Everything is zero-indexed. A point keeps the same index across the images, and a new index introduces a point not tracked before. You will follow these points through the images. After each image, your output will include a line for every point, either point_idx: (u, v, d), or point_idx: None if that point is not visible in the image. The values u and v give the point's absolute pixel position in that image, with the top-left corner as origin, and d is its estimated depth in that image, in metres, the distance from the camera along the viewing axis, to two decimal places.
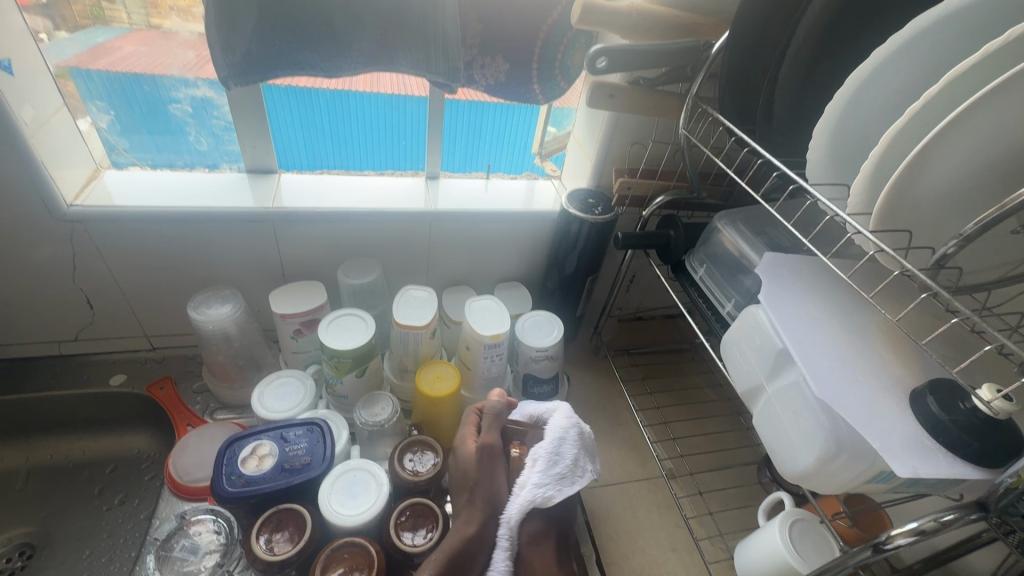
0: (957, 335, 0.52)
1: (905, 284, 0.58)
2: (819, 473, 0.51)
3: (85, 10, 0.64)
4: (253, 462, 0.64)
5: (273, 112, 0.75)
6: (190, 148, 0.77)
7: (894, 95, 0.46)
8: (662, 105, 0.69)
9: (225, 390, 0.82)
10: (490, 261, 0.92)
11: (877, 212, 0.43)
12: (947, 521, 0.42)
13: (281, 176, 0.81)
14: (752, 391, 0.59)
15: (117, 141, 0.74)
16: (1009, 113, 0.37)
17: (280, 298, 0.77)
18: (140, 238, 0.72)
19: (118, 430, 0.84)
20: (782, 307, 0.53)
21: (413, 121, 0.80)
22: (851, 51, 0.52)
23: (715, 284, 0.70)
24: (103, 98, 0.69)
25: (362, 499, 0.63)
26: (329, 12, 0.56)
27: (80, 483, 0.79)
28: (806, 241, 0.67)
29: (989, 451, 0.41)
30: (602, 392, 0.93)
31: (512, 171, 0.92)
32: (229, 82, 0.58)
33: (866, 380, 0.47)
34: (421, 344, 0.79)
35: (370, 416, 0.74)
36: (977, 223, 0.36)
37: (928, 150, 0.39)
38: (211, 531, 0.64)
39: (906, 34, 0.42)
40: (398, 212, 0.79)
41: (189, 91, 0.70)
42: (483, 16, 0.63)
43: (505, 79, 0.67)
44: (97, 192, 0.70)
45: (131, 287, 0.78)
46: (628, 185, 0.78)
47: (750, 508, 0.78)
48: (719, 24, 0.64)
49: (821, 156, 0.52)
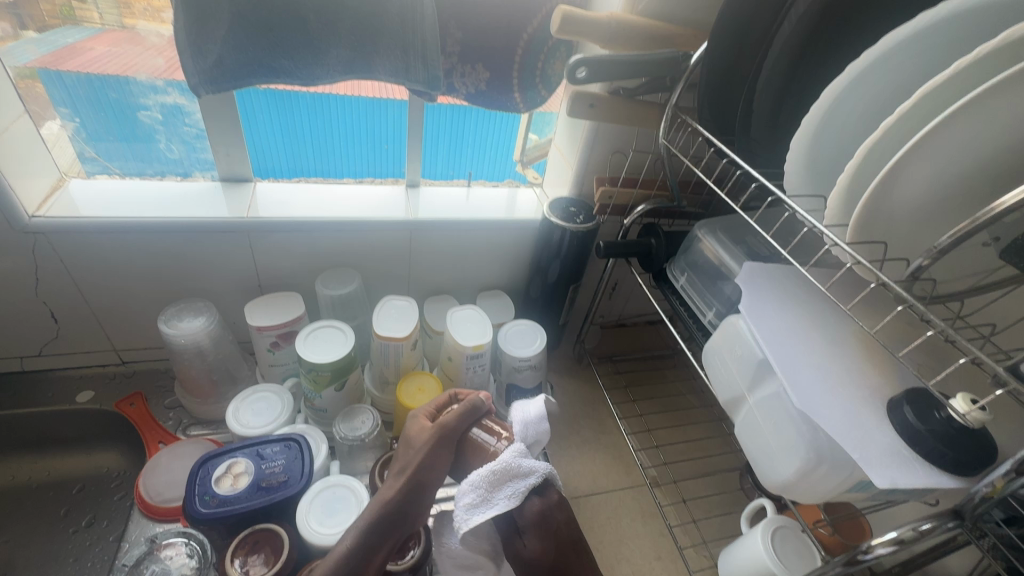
0: (931, 345, 0.53)
1: (881, 294, 0.59)
2: (800, 483, 0.52)
3: (54, 9, 0.61)
4: (227, 480, 0.62)
5: (252, 111, 0.72)
6: (161, 156, 0.74)
7: (869, 109, 0.47)
8: (643, 115, 0.69)
9: (199, 406, 0.80)
10: (472, 270, 0.91)
11: (853, 225, 0.44)
12: (925, 530, 0.43)
13: (256, 185, 0.79)
14: (733, 401, 0.59)
15: (83, 148, 0.71)
16: (980, 128, 0.38)
17: (256, 311, 0.75)
18: (106, 248, 0.69)
19: (86, 449, 0.81)
20: (761, 317, 0.53)
21: (391, 126, 0.79)
22: (827, 67, 0.52)
23: (696, 293, 0.71)
24: (68, 104, 0.66)
25: (341, 517, 0.62)
26: (303, 18, 0.55)
27: (44, 505, 0.76)
28: (784, 250, 0.68)
29: (964, 460, 0.41)
30: (586, 401, 0.93)
31: (494, 179, 0.92)
32: (201, 89, 0.56)
33: (845, 391, 0.48)
34: (402, 355, 0.77)
35: (350, 430, 0.72)
36: (951, 236, 0.37)
37: (902, 164, 0.40)
38: (183, 554, 0.61)
39: (881, 49, 0.43)
40: (377, 221, 0.78)
41: (159, 98, 0.68)
42: (462, 25, 0.62)
43: (485, 87, 0.68)
44: (61, 202, 0.68)
45: (97, 299, 0.75)
46: (610, 194, 0.76)
47: (733, 515, 0.79)
48: (697, 36, 0.65)
49: (798, 169, 0.53)
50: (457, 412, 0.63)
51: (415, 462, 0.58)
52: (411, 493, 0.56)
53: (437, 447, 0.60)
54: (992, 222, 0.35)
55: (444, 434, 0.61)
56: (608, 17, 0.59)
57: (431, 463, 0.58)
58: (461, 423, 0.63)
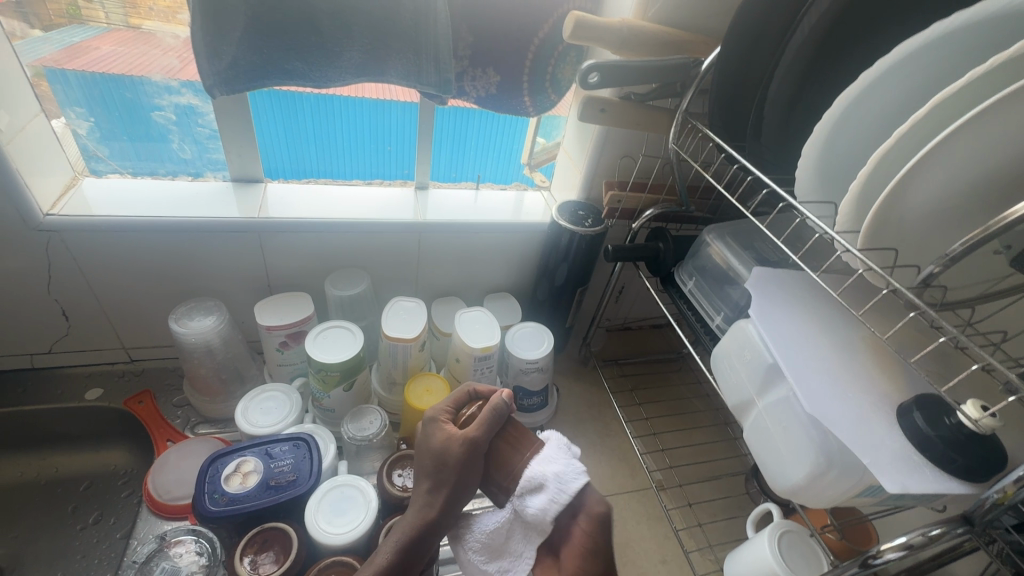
0: (941, 352, 0.53)
1: (890, 301, 0.59)
2: (809, 488, 0.52)
3: (60, 9, 0.61)
4: (236, 479, 0.62)
5: (257, 116, 0.73)
6: (174, 156, 0.75)
7: (881, 116, 0.47)
8: (652, 120, 0.69)
9: (208, 404, 0.80)
10: (479, 272, 0.91)
11: (864, 232, 0.44)
12: (935, 535, 0.43)
13: (267, 186, 0.80)
14: (741, 405, 0.59)
15: (96, 147, 0.72)
16: (991, 137, 0.38)
17: (265, 311, 0.76)
18: (118, 247, 0.70)
19: (94, 446, 0.81)
20: (771, 321, 0.53)
21: (401, 128, 0.80)
22: (838, 75, 0.53)
23: (703, 297, 0.71)
24: (82, 104, 0.67)
25: (350, 516, 0.62)
26: (318, 21, 0.56)
27: (52, 502, 0.76)
28: (793, 256, 0.68)
29: (975, 466, 0.41)
30: (592, 404, 0.93)
31: (501, 182, 0.92)
32: (215, 90, 0.57)
33: (855, 397, 0.48)
34: (410, 356, 0.78)
35: (358, 430, 0.72)
36: (963, 244, 0.37)
37: (914, 171, 0.40)
38: (193, 552, 0.61)
39: (893, 58, 0.43)
40: (386, 223, 0.78)
41: (172, 98, 0.69)
42: (474, 28, 0.63)
43: (496, 90, 0.68)
44: (75, 201, 0.68)
45: (108, 297, 0.75)
46: (618, 199, 0.78)
47: (739, 519, 0.79)
48: (708, 43, 0.65)
49: (808, 176, 0.53)
50: (480, 421, 0.53)
51: (449, 482, 0.51)
52: (448, 514, 0.52)
53: (470, 468, 0.51)
54: (1005, 230, 0.35)
55: (470, 451, 0.51)
56: (620, 23, 0.60)
57: (462, 481, 0.51)
58: (488, 433, 0.53)
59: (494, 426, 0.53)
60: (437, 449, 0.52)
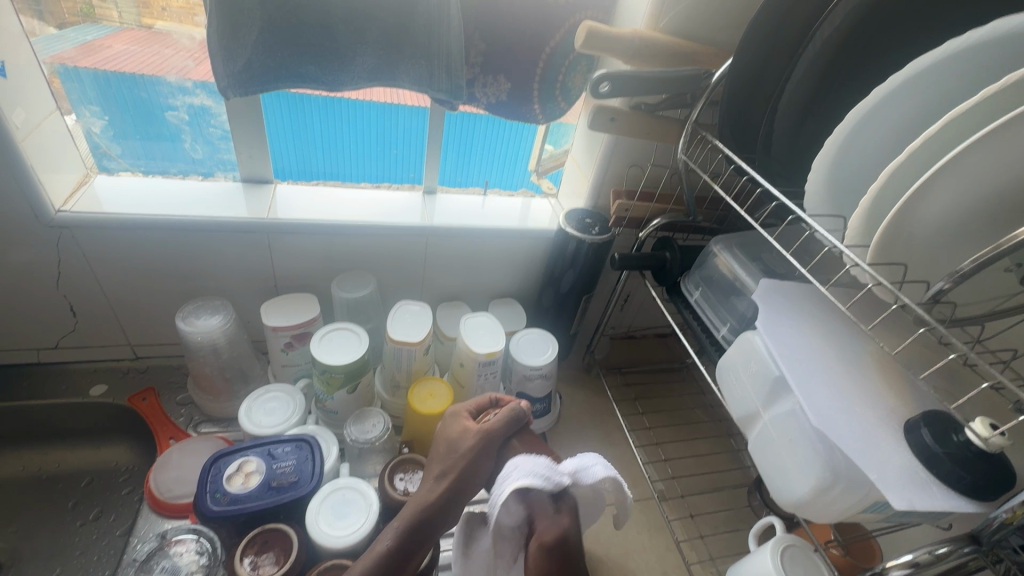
0: (949, 369, 0.53)
1: (899, 317, 0.59)
2: (814, 502, 0.51)
3: (74, 7, 0.62)
4: (239, 479, 0.62)
5: (268, 118, 0.74)
6: (185, 156, 0.76)
7: (891, 131, 0.48)
8: (662, 130, 0.70)
9: (211, 403, 0.80)
10: (485, 277, 0.91)
11: (873, 246, 0.44)
12: (941, 554, 0.43)
13: (276, 187, 0.80)
14: (747, 417, 0.59)
15: (107, 145, 0.72)
16: (1003, 156, 0.38)
17: (272, 311, 0.76)
18: (127, 244, 0.70)
19: (96, 442, 0.81)
20: (778, 333, 0.53)
21: (411, 133, 0.80)
22: (849, 90, 0.53)
23: (710, 307, 0.71)
24: (97, 102, 0.67)
25: (350, 520, 0.62)
26: (332, 26, 0.56)
27: (53, 497, 0.76)
28: (800, 268, 0.68)
29: (983, 485, 0.41)
30: (595, 412, 0.93)
31: (509, 188, 0.93)
32: (229, 92, 0.57)
33: (862, 412, 0.48)
34: (415, 360, 0.78)
35: (360, 433, 0.72)
36: (974, 261, 0.37)
37: (925, 187, 0.40)
38: (193, 551, 0.61)
39: (906, 74, 0.43)
40: (394, 226, 0.79)
41: (186, 99, 0.70)
42: (486, 36, 0.63)
43: (507, 97, 0.69)
44: (86, 198, 0.69)
45: (115, 293, 0.76)
46: (626, 207, 0.77)
47: (740, 532, 0.78)
48: (719, 55, 0.66)
49: (818, 190, 0.53)
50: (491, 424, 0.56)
51: (459, 467, 0.53)
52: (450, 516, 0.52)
53: (480, 459, 0.54)
54: (1016, 248, 0.35)
55: (484, 442, 0.55)
56: (631, 33, 0.60)
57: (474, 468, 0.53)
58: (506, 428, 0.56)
59: (510, 425, 0.57)
60: (452, 439, 0.56)
